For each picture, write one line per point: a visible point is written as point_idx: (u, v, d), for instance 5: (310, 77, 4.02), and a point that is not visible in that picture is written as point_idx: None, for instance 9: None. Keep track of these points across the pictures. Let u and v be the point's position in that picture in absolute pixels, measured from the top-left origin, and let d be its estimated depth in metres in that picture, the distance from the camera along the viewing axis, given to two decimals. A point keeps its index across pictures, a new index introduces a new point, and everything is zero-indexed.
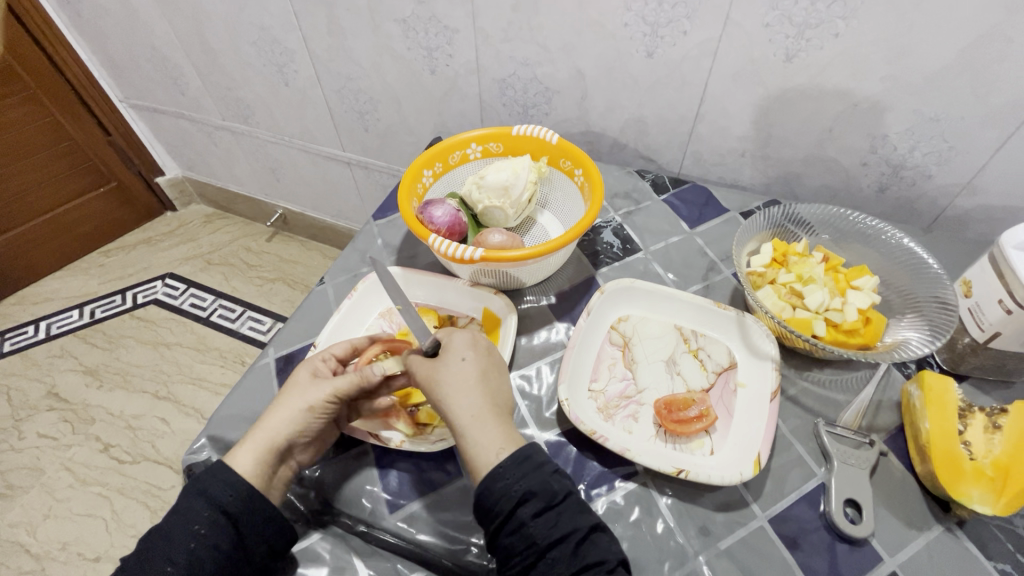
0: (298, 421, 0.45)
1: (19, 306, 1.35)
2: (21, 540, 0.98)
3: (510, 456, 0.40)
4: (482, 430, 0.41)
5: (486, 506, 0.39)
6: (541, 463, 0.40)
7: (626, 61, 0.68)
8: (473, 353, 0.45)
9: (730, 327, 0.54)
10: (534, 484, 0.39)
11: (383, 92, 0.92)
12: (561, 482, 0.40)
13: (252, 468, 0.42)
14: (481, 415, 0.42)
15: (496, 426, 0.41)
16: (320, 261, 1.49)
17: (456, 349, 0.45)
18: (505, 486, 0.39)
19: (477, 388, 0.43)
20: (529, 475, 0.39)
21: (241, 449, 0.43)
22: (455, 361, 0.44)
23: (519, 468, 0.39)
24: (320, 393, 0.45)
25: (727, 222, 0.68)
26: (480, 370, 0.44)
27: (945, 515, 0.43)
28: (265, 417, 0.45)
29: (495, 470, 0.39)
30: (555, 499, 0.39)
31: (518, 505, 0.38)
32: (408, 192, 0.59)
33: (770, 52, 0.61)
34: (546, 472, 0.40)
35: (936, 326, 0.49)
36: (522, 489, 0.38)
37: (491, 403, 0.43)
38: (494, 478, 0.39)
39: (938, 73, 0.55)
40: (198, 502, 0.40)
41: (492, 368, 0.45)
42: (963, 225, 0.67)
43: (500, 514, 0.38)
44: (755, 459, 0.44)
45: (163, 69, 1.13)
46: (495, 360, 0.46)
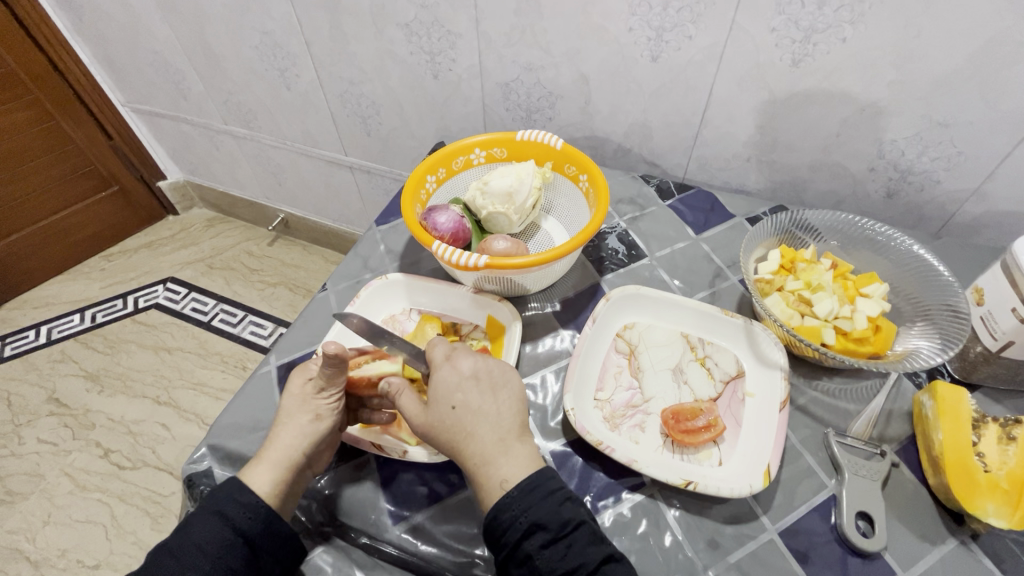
0: (307, 434, 0.44)
1: (20, 310, 1.35)
2: (20, 546, 0.98)
3: (515, 486, 0.40)
4: (486, 472, 0.41)
5: (494, 534, 0.39)
6: (550, 492, 0.39)
7: (631, 66, 0.68)
8: (462, 396, 0.43)
9: (738, 335, 0.53)
10: (543, 515, 0.38)
11: (385, 96, 0.92)
12: (572, 510, 0.39)
13: (270, 487, 0.42)
14: (484, 459, 0.41)
15: (498, 464, 0.41)
16: (322, 265, 1.48)
17: (443, 395, 0.43)
18: (512, 517, 0.38)
19: (474, 428, 0.42)
20: (537, 505, 0.39)
21: (254, 469, 0.43)
22: (446, 413, 0.42)
23: (525, 499, 0.39)
24: (324, 401, 0.46)
25: (733, 228, 0.67)
26: (473, 409, 0.42)
27: (960, 528, 0.42)
28: (275, 435, 0.44)
29: (501, 502, 0.39)
30: (565, 529, 0.38)
31: (525, 536, 0.38)
32: (412, 198, 0.59)
33: (776, 57, 0.60)
34: (556, 500, 0.39)
35: (947, 335, 0.48)
36: (529, 521, 0.38)
37: (491, 438, 0.42)
38: (502, 508, 0.39)
39: (946, 77, 0.55)
40: (215, 522, 0.40)
41: (488, 396, 0.43)
42: (972, 231, 0.66)
43: (508, 544, 0.38)
44: (765, 471, 0.43)
45: (165, 74, 1.13)
46: (489, 383, 0.44)
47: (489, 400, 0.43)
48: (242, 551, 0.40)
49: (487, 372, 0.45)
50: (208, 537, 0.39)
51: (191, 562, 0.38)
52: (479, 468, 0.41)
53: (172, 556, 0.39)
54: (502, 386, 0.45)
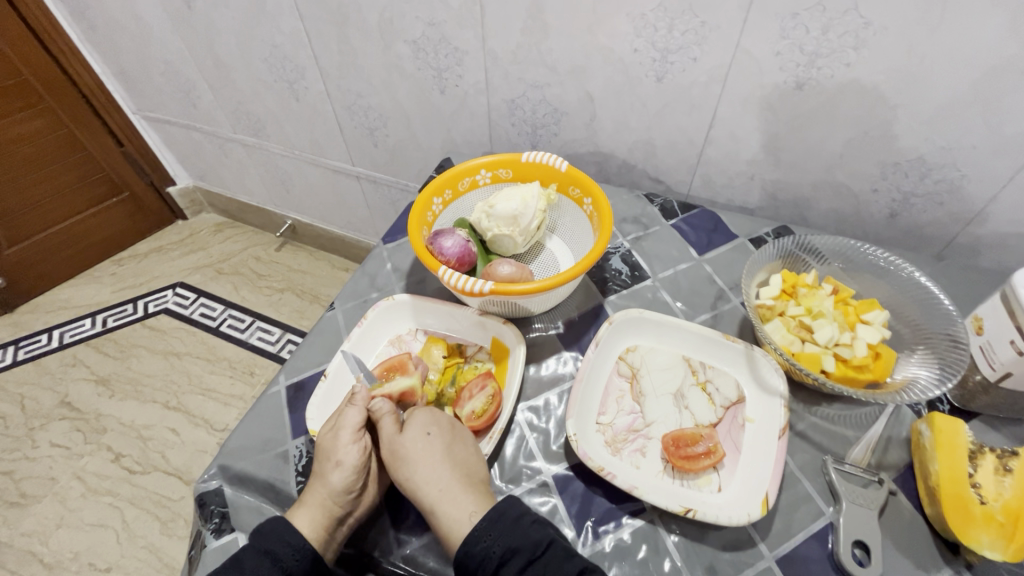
0: (336, 480, 0.45)
1: (33, 314, 1.37)
2: (33, 549, 1.00)
3: (482, 518, 0.43)
4: (450, 503, 0.44)
5: (471, 568, 0.41)
6: (517, 518, 0.43)
7: (635, 86, 0.68)
8: (437, 428, 0.49)
9: (739, 360, 0.54)
10: (514, 540, 0.41)
11: (393, 110, 0.93)
12: (541, 531, 0.42)
13: (314, 528, 0.44)
14: (448, 489, 0.44)
15: (463, 496, 0.45)
16: (328, 271, 1.50)
17: (419, 425, 0.49)
18: (485, 548, 0.41)
19: (442, 462, 0.46)
20: (507, 532, 0.42)
21: (297, 511, 0.45)
22: (420, 439, 0.48)
23: (495, 526, 0.42)
24: (342, 444, 0.47)
25: (735, 249, 0.68)
26: (444, 444, 0.47)
27: (954, 558, 0.43)
28: (307, 492, 0.46)
29: (472, 534, 0.42)
30: (538, 550, 0.41)
31: (502, 564, 0.41)
32: (419, 221, 0.60)
33: (781, 80, 0.60)
34: (523, 524, 0.43)
35: (946, 365, 0.49)
36: (503, 547, 0.41)
37: (457, 474, 0.46)
38: (471, 542, 0.42)
39: (949, 103, 0.55)
40: (265, 562, 0.42)
41: (456, 441, 0.48)
42: (975, 252, 0.67)
43: (487, 575, 0.41)
44: (763, 499, 0.44)
45: (175, 83, 1.14)
46: (460, 432, 0.49)
47: (459, 444, 0.48)
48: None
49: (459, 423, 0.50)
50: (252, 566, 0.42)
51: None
52: (443, 496, 0.44)
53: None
54: (471, 441, 0.49)
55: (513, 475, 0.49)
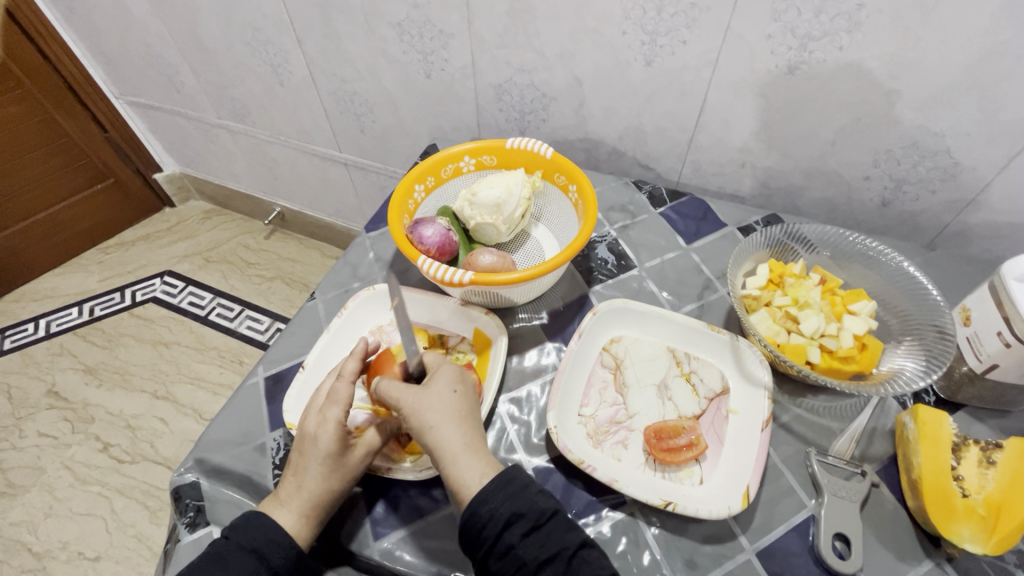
0: (333, 487, 0.44)
1: (19, 303, 1.35)
2: (22, 538, 1.00)
3: (492, 480, 0.41)
4: (463, 463, 0.42)
5: (473, 531, 0.39)
6: (524, 485, 0.41)
7: (625, 70, 0.67)
8: (461, 386, 0.46)
9: (723, 351, 0.53)
10: (521, 505, 0.40)
11: (379, 95, 0.91)
12: (546, 500, 0.41)
13: (300, 527, 0.43)
14: (465, 451, 0.42)
15: (475, 458, 0.42)
16: (318, 260, 1.48)
17: (442, 382, 0.46)
18: (490, 511, 0.39)
19: (462, 422, 0.44)
20: (515, 497, 0.40)
21: (278, 510, 0.44)
22: (445, 395, 0.45)
23: (502, 490, 0.40)
24: (358, 459, 0.45)
25: (724, 237, 0.67)
26: (464, 404, 0.45)
27: (936, 550, 0.43)
28: (298, 486, 0.44)
29: (481, 494, 0.40)
30: (542, 518, 0.40)
31: (505, 529, 0.39)
32: (399, 210, 0.59)
33: (772, 64, 0.59)
34: (530, 492, 0.41)
35: (933, 355, 0.48)
36: (509, 511, 0.39)
37: (473, 434, 0.44)
38: (479, 502, 0.40)
39: (943, 89, 0.54)
40: (252, 561, 0.41)
41: (474, 403, 0.46)
42: (966, 241, 0.66)
43: (487, 539, 0.39)
44: (743, 492, 0.43)
45: (157, 67, 1.11)
46: (477, 393, 0.48)
47: (476, 406, 0.46)
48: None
49: (475, 384, 0.48)
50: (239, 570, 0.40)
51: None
52: (462, 454, 0.42)
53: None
54: (486, 403, 0.48)
55: None
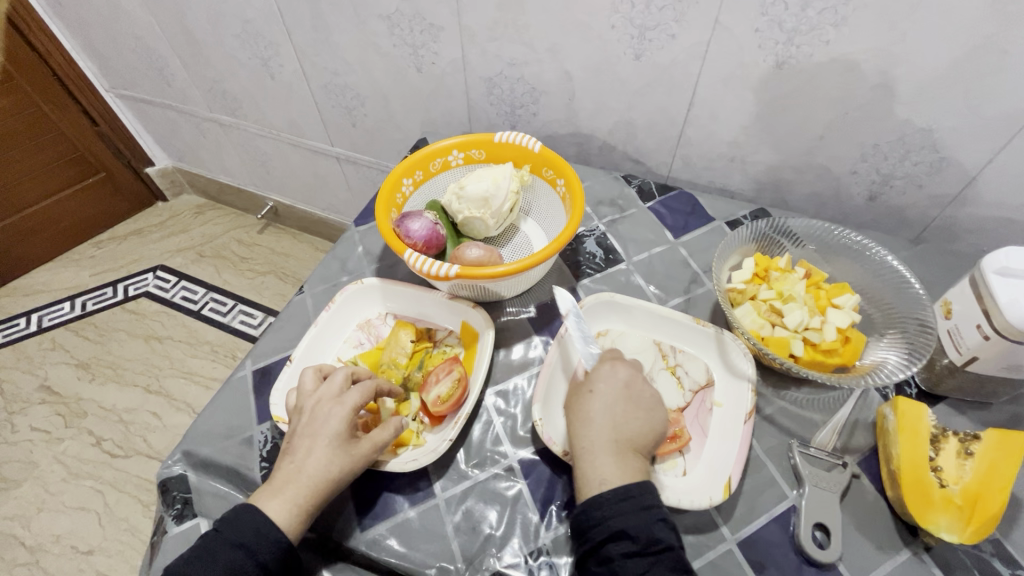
0: (335, 480, 0.43)
1: (11, 298, 1.35)
2: (15, 532, 1.00)
3: (611, 489, 0.41)
4: (587, 463, 0.43)
5: (581, 528, 0.41)
6: (645, 506, 0.40)
7: (614, 63, 0.66)
8: (602, 384, 0.46)
9: (708, 344, 0.54)
10: (631, 526, 0.39)
11: (370, 89, 0.90)
12: (663, 531, 0.39)
13: (293, 521, 0.42)
14: (594, 450, 0.43)
15: (603, 461, 0.42)
16: (311, 254, 1.48)
17: (595, 382, 0.46)
18: (602, 515, 0.40)
19: (601, 424, 0.44)
20: (629, 515, 0.39)
21: (272, 501, 0.42)
22: (585, 395, 0.46)
23: (618, 504, 0.40)
24: (365, 454, 0.45)
25: (712, 231, 0.67)
26: (607, 403, 0.45)
27: (914, 540, 0.43)
28: (299, 475, 0.43)
29: (592, 499, 0.41)
30: (649, 547, 0.38)
31: (609, 540, 0.39)
32: (387, 204, 0.59)
33: (760, 58, 0.59)
34: (649, 517, 0.39)
35: (914, 348, 0.49)
36: (616, 526, 0.39)
37: (609, 434, 0.43)
38: (595, 504, 0.40)
39: (928, 83, 0.54)
40: (241, 554, 0.40)
41: (624, 404, 0.45)
42: (952, 236, 0.66)
43: (591, 542, 0.40)
44: (725, 483, 0.44)
45: (148, 60, 1.10)
46: (634, 394, 0.45)
47: (625, 407, 0.44)
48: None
49: (637, 385, 0.46)
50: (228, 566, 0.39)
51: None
52: (587, 453, 0.43)
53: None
54: (644, 407, 0.45)
55: (479, 459, 0.50)
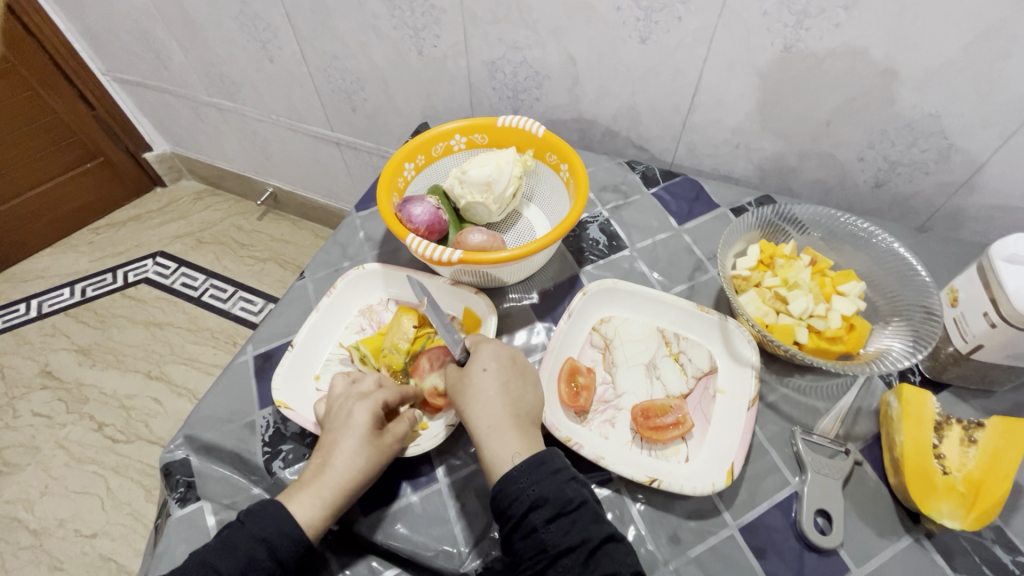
0: (358, 475, 0.44)
1: (10, 283, 1.34)
2: (18, 516, 1.00)
3: (523, 462, 0.41)
4: (495, 440, 0.42)
5: (500, 507, 0.40)
6: (555, 470, 0.40)
7: (619, 47, 0.65)
8: (495, 362, 0.46)
9: (712, 331, 0.54)
10: (548, 491, 0.39)
11: (371, 73, 0.89)
12: (576, 490, 0.40)
13: (314, 517, 0.42)
14: (497, 425, 0.43)
15: (510, 433, 0.43)
16: (312, 241, 1.47)
17: (478, 363, 0.47)
18: (519, 490, 0.39)
19: (497, 399, 0.44)
20: (543, 481, 0.40)
21: (299, 497, 0.43)
22: (478, 375, 0.46)
23: (533, 473, 0.40)
24: (389, 449, 0.45)
25: (717, 219, 0.67)
26: (501, 379, 0.45)
27: (915, 526, 0.44)
28: (324, 469, 0.44)
29: (507, 475, 0.40)
30: (568, 506, 0.39)
31: (530, 510, 0.39)
32: (388, 188, 0.58)
33: (768, 42, 0.58)
34: (560, 479, 0.40)
35: (919, 336, 0.48)
36: (536, 494, 0.39)
37: (508, 411, 0.44)
38: (509, 480, 0.40)
39: (938, 68, 0.53)
40: (259, 547, 0.40)
41: (517, 378, 0.46)
42: (957, 224, 0.65)
43: (514, 518, 0.39)
44: (728, 470, 0.44)
45: (144, 42, 1.09)
46: (521, 367, 0.47)
47: (518, 381, 0.46)
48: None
49: (519, 360, 0.48)
50: (247, 560, 0.39)
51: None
52: (491, 432, 0.43)
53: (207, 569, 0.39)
54: (530, 380, 0.47)
55: None
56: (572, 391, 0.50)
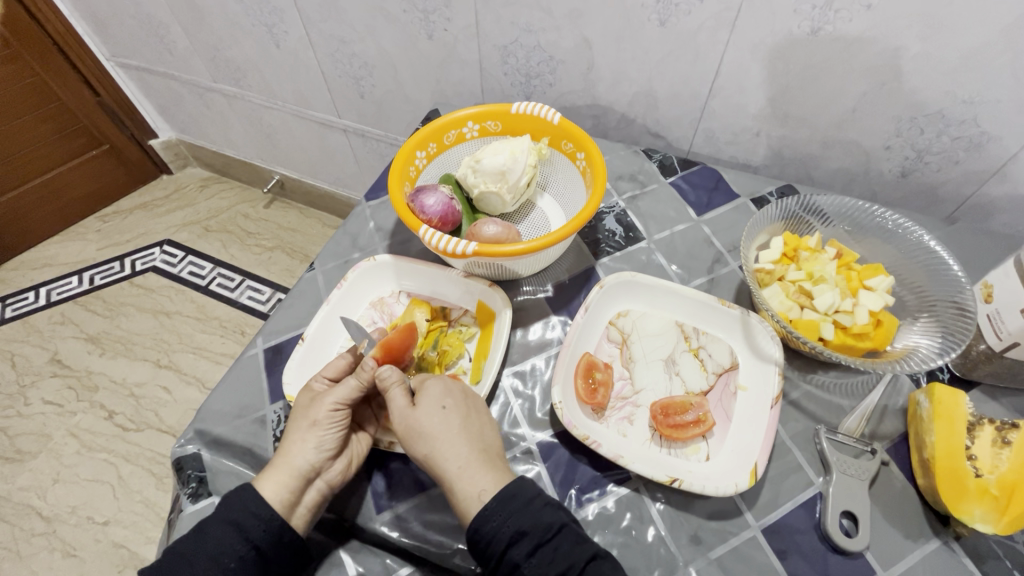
0: (308, 440, 0.44)
1: (18, 271, 1.34)
2: (32, 503, 1.01)
3: (493, 497, 0.40)
4: (466, 480, 0.41)
5: (479, 548, 0.39)
6: (526, 500, 0.39)
7: (636, 31, 0.62)
8: (452, 400, 0.45)
9: (733, 326, 0.52)
10: (524, 522, 0.38)
11: (379, 57, 0.87)
12: (553, 514, 0.39)
13: (282, 490, 0.42)
14: (467, 466, 0.41)
15: (481, 471, 0.41)
16: (319, 230, 1.46)
17: (436, 393, 0.45)
18: (494, 527, 0.38)
19: (457, 438, 0.43)
20: (518, 513, 0.39)
21: (265, 479, 0.43)
22: (434, 412, 0.44)
23: (505, 507, 0.39)
24: (324, 404, 0.45)
25: (737, 209, 0.65)
26: (461, 417, 0.44)
27: (944, 529, 0.42)
28: (282, 447, 0.45)
29: (481, 513, 0.39)
30: (548, 534, 0.38)
31: (509, 546, 0.38)
32: (400, 177, 0.56)
33: (794, 25, 0.54)
34: (535, 507, 0.39)
35: (950, 334, 0.47)
36: (512, 528, 0.38)
37: (475, 449, 0.43)
38: (482, 520, 0.39)
39: (976, 51, 0.49)
40: (232, 534, 0.40)
41: (473, 414, 0.45)
42: (987, 214, 0.63)
43: (494, 555, 0.38)
44: (751, 469, 0.43)
45: (147, 26, 1.06)
46: (473, 402, 0.46)
47: (476, 416, 0.45)
48: (250, 560, 0.40)
49: (472, 394, 0.47)
50: (222, 547, 0.40)
51: (201, 568, 0.39)
52: (460, 473, 0.41)
53: (187, 562, 0.39)
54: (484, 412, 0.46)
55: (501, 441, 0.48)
56: (589, 387, 0.49)
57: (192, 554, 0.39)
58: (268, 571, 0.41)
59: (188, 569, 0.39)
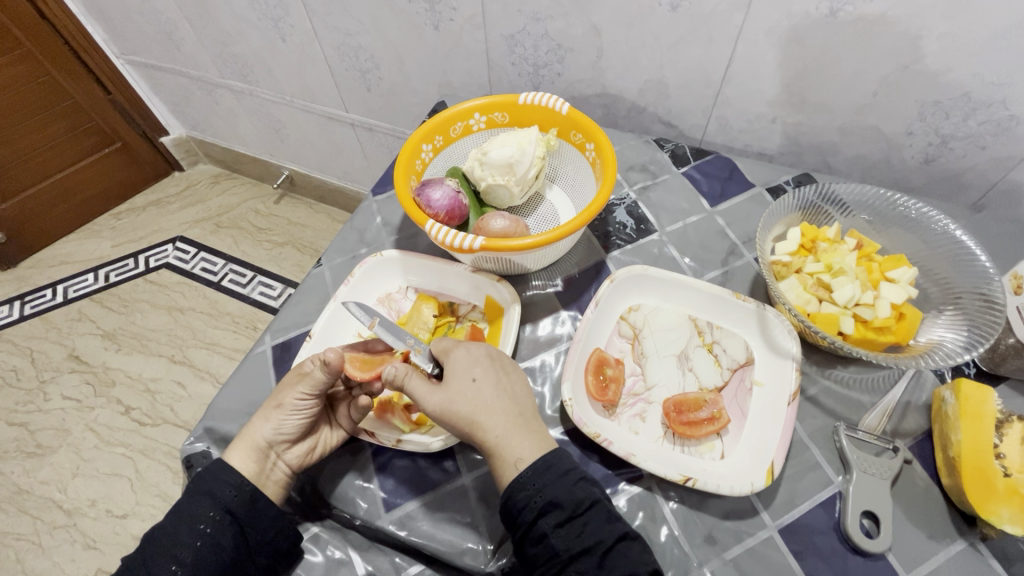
0: (271, 417, 0.45)
1: (36, 269, 1.36)
2: (53, 496, 1.03)
3: (529, 466, 0.39)
4: (506, 447, 0.40)
5: (510, 514, 0.39)
6: (563, 472, 0.39)
7: (647, 16, 0.60)
8: (481, 369, 0.43)
9: (748, 320, 0.51)
10: (559, 494, 0.38)
11: (385, 49, 0.86)
12: (586, 489, 0.39)
13: (241, 461, 0.44)
14: (506, 432, 0.40)
15: (520, 438, 0.40)
16: (329, 224, 1.46)
17: (461, 369, 0.43)
18: (529, 495, 0.38)
19: (493, 406, 0.41)
20: (553, 484, 0.38)
21: (230, 449, 0.45)
22: (466, 385, 0.42)
23: (541, 477, 0.38)
24: (288, 390, 0.46)
25: (751, 200, 0.63)
26: (493, 385, 0.42)
27: (970, 530, 0.41)
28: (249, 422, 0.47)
29: (516, 481, 0.38)
30: (579, 508, 0.38)
31: (540, 515, 0.38)
32: (405, 171, 0.56)
33: (811, 7, 0.52)
34: (570, 480, 0.39)
35: (979, 328, 0.45)
36: (545, 499, 0.38)
37: (510, 413, 0.41)
38: (517, 487, 0.38)
39: (1006, 30, 0.47)
40: (204, 503, 0.42)
41: (502, 376, 0.44)
42: (1015, 202, 0.60)
43: (524, 524, 0.38)
44: (768, 468, 0.41)
45: (155, 23, 1.06)
46: (500, 363, 0.44)
47: (503, 378, 0.43)
48: (232, 529, 0.41)
49: (496, 355, 0.45)
50: (199, 516, 0.41)
51: (182, 540, 0.40)
52: (500, 441, 0.40)
53: (168, 537, 0.40)
54: (513, 371, 0.45)
55: None
56: (601, 383, 0.48)
57: (176, 532, 0.40)
58: (247, 537, 0.42)
59: (170, 542, 0.40)
